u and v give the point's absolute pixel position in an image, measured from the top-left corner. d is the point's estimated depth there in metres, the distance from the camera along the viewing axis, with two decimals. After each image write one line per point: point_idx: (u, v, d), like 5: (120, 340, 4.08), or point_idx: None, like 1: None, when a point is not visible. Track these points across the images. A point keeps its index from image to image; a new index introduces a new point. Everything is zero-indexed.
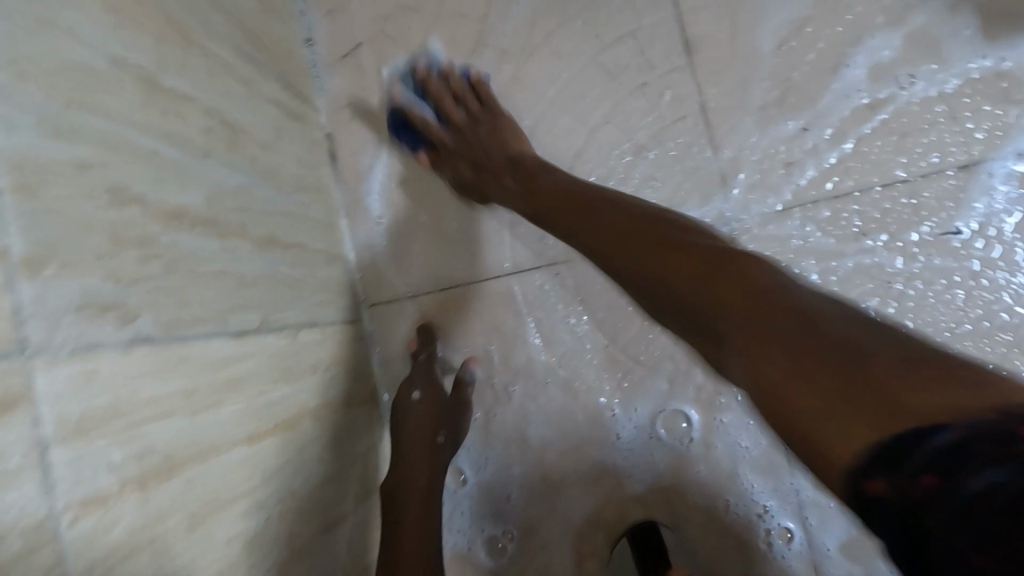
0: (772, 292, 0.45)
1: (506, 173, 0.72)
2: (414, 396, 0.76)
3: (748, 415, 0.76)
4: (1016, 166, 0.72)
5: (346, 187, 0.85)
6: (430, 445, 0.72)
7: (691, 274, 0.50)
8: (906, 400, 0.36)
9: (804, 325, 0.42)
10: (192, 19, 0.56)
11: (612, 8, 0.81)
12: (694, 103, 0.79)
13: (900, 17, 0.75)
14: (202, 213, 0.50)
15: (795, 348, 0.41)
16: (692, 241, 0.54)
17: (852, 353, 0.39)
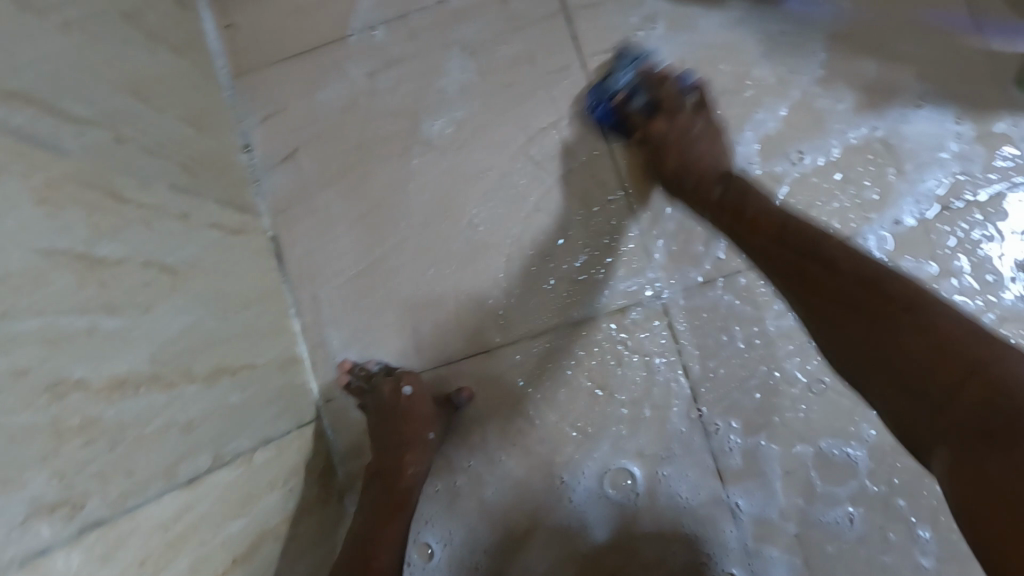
0: (952, 357, 0.48)
1: (717, 185, 0.73)
2: (407, 395, 0.79)
3: (688, 467, 0.81)
4: (892, 229, 0.78)
5: (297, 287, 0.87)
6: (413, 466, 0.76)
7: (894, 333, 0.51)
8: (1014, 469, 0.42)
9: (970, 409, 0.46)
10: (123, 175, 0.59)
11: (537, 100, 0.85)
12: (617, 186, 0.84)
13: (795, 96, 0.81)
14: (145, 372, 0.53)
15: (941, 396, 0.48)
16: (830, 247, 0.59)
17: (939, 395, 0.48)
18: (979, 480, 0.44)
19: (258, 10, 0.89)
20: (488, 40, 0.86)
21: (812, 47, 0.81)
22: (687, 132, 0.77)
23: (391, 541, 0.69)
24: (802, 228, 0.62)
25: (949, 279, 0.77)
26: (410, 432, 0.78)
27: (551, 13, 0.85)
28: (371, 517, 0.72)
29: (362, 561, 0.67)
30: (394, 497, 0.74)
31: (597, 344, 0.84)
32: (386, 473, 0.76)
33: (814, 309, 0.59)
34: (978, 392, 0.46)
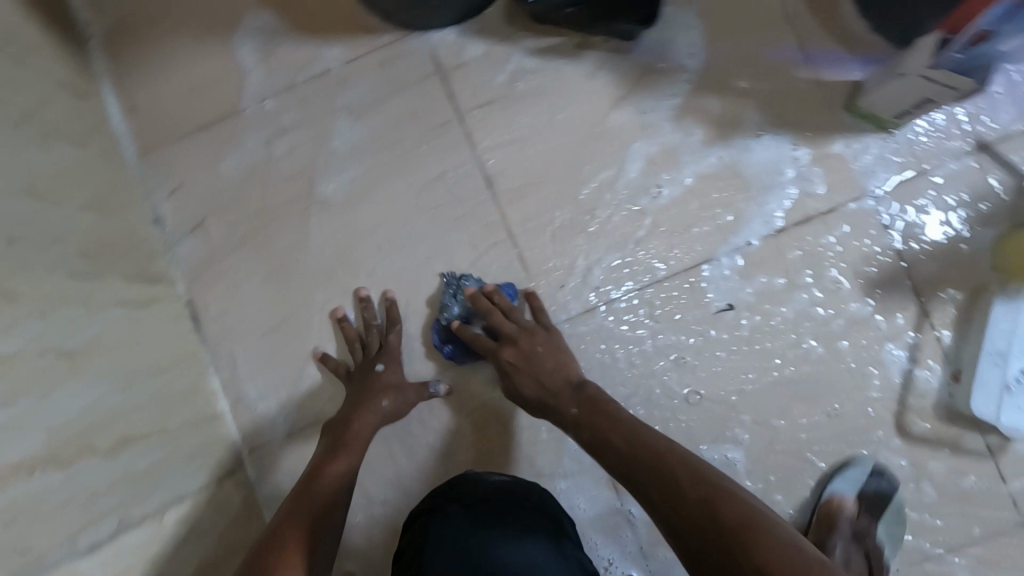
0: (717, 509, 0.56)
1: (575, 402, 0.75)
2: (379, 371, 0.87)
3: (584, 482, 0.88)
4: (747, 249, 0.88)
5: (214, 346, 0.93)
6: (360, 419, 0.82)
7: (669, 485, 0.60)
8: None
9: (735, 539, 0.53)
10: (17, 272, 0.64)
11: (423, 156, 0.93)
12: (502, 229, 0.91)
13: (652, 135, 0.90)
14: (42, 454, 0.59)
15: (731, 547, 0.53)
16: (651, 459, 0.64)
17: (681, 505, 0.58)
18: None
19: (158, 91, 0.96)
20: (373, 105, 0.93)
21: (664, 89, 0.90)
22: (531, 354, 0.81)
23: (336, 478, 0.75)
24: (649, 441, 0.66)
25: (801, 292, 0.87)
26: (370, 392, 0.85)
27: (428, 75, 0.93)
28: (319, 461, 0.78)
29: (304, 498, 0.71)
30: (340, 453, 0.78)
31: (495, 375, 0.90)
32: (337, 427, 0.82)
33: (641, 488, 0.63)
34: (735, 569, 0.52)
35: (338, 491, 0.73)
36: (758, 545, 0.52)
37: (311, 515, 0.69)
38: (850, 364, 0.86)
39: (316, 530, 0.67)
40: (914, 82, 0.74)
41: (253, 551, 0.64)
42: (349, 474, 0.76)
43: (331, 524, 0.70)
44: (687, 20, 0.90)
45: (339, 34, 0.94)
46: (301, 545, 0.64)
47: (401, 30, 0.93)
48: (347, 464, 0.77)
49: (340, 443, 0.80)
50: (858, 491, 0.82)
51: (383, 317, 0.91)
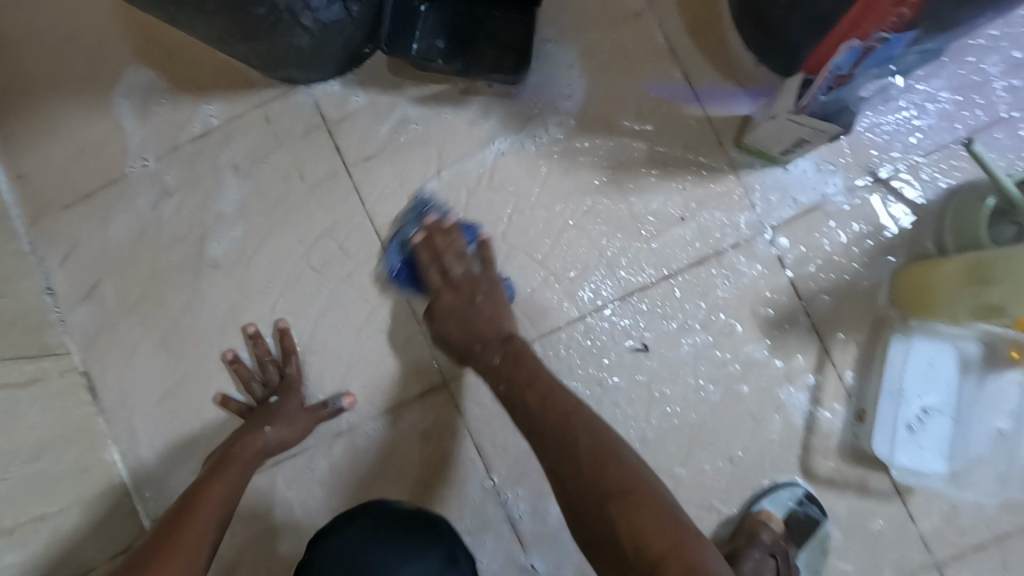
0: (550, 405, 0.69)
1: (499, 353, 0.76)
2: (272, 402, 0.86)
3: (483, 533, 0.87)
4: (647, 291, 0.86)
5: (111, 414, 0.92)
6: (241, 444, 0.79)
7: (544, 379, 0.73)
8: (581, 462, 0.63)
9: (557, 428, 0.66)
10: None
11: (312, 212, 0.91)
12: (395, 283, 0.89)
13: (540, 180, 0.88)
14: None
15: (567, 475, 0.63)
16: (577, 424, 0.66)
17: (535, 400, 0.70)
18: (555, 475, 0.64)
19: (46, 157, 0.95)
20: (262, 162, 0.92)
21: (550, 133, 0.88)
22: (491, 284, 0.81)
23: (214, 502, 0.70)
24: (558, 405, 0.68)
25: (691, 337, 0.85)
26: (261, 417, 0.83)
27: (313, 129, 0.91)
28: (196, 487, 0.73)
29: (175, 526, 0.66)
30: (224, 466, 0.75)
31: (395, 432, 0.89)
32: (221, 456, 0.78)
33: (550, 460, 0.66)
34: (561, 445, 0.65)
35: (215, 516, 0.69)
36: (573, 424, 0.66)
37: (182, 545, 0.64)
38: (751, 407, 0.84)
39: (181, 565, 0.62)
40: (787, 124, 0.71)
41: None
42: (230, 499, 0.72)
43: (201, 550, 0.65)
44: (570, 61, 0.88)
45: (225, 92, 0.93)
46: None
47: (284, 84, 0.92)
48: (226, 487, 0.72)
49: (224, 461, 0.77)
50: (787, 515, 0.81)
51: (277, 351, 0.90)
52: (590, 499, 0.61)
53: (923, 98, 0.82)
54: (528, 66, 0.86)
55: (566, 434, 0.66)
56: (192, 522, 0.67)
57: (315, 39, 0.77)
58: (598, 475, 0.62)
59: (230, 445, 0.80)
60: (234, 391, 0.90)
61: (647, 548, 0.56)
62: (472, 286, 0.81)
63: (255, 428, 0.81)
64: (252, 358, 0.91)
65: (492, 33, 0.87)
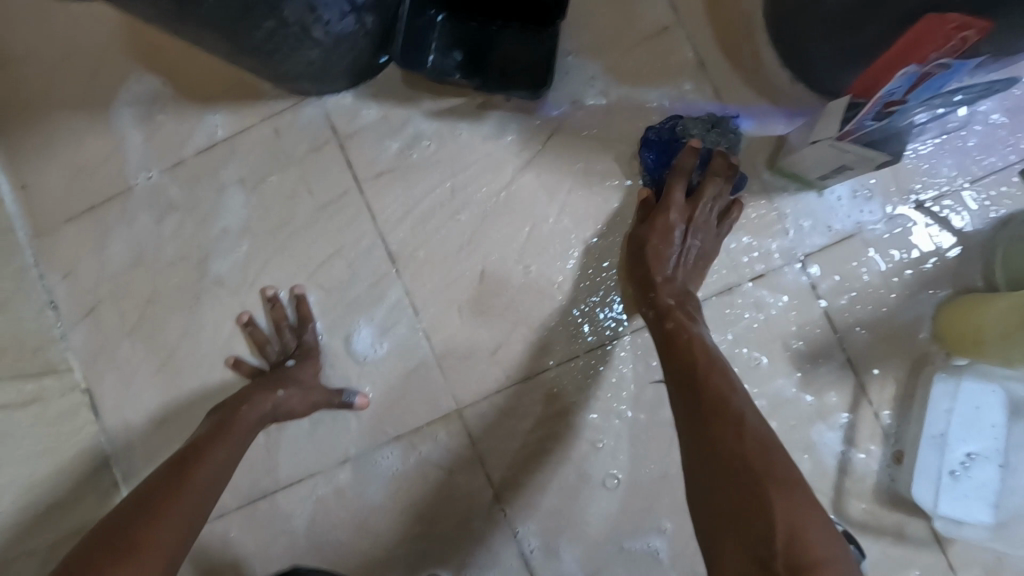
0: (711, 378, 0.60)
1: (672, 296, 0.70)
2: (288, 366, 0.83)
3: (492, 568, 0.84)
4: None
5: (111, 436, 0.89)
6: (249, 403, 0.74)
7: (715, 358, 0.63)
8: (739, 449, 0.54)
9: (714, 407, 0.57)
10: None
11: (320, 229, 0.87)
12: (407, 306, 0.85)
13: (561, 200, 0.83)
14: None
15: (721, 452, 0.54)
16: (735, 405, 0.57)
17: (697, 366, 0.62)
18: (705, 462, 0.55)
19: (49, 168, 0.92)
20: (269, 176, 0.89)
21: (570, 151, 0.83)
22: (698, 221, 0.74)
23: (211, 465, 0.66)
24: (712, 380, 0.60)
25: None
26: (273, 380, 0.79)
27: (323, 143, 0.87)
28: (197, 443, 0.69)
29: (171, 488, 0.62)
30: (222, 432, 0.70)
31: (403, 464, 0.84)
32: (225, 411, 0.74)
33: (694, 437, 0.57)
34: (709, 425, 0.56)
35: (210, 480, 0.65)
36: (727, 409, 0.57)
37: (176, 509, 0.60)
38: (778, 445, 0.80)
39: (174, 538, 0.58)
40: (827, 150, 0.67)
41: (103, 547, 0.56)
42: (223, 470, 0.68)
43: (193, 515, 0.61)
44: (591, 76, 0.83)
45: (232, 103, 0.90)
46: (149, 553, 0.56)
47: (293, 96, 0.88)
48: (215, 456, 0.68)
49: (226, 422, 0.72)
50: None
51: (295, 315, 0.86)
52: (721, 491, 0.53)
53: (973, 120, 0.77)
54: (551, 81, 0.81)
55: (738, 415, 0.56)
56: (187, 485, 0.63)
57: (326, 51, 0.73)
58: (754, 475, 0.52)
59: (231, 402, 0.75)
60: (248, 355, 0.87)
61: (802, 554, 0.47)
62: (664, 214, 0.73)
63: (267, 388, 0.77)
64: (268, 322, 0.88)
65: (512, 48, 0.82)
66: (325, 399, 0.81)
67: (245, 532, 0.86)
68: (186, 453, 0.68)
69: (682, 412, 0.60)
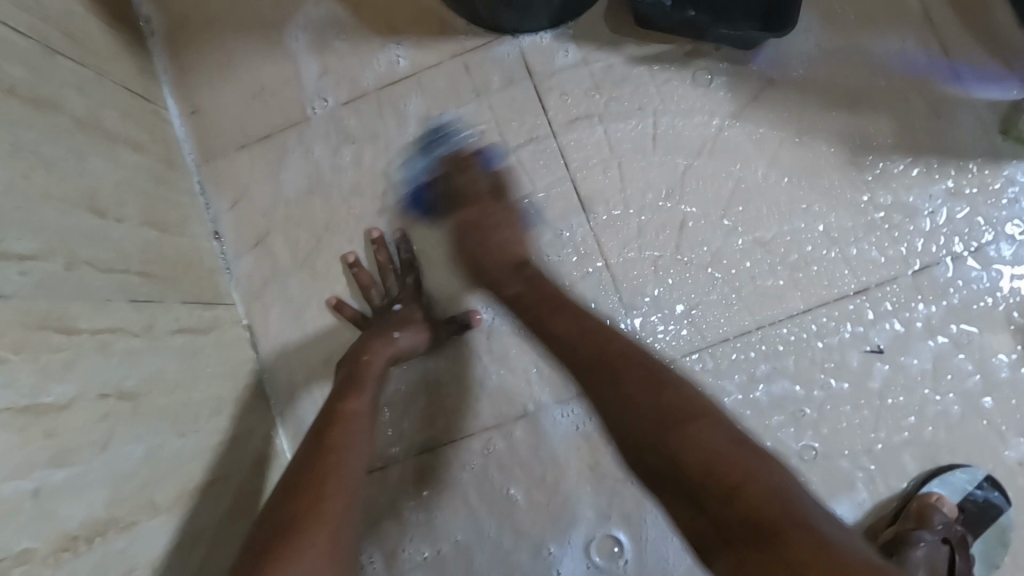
0: (590, 325, 0.62)
1: (519, 283, 0.71)
2: (395, 310, 0.79)
3: (670, 529, 0.80)
4: (888, 286, 0.78)
5: (272, 374, 0.85)
6: (371, 353, 0.73)
7: (573, 311, 0.64)
8: (647, 389, 0.53)
9: (630, 351, 0.58)
10: (80, 308, 0.57)
11: (507, 171, 0.84)
12: (598, 255, 0.82)
13: (770, 155, 0.80)
14: (103, 520, 0.51)
15: (619, 382, 0.54)
16: (619, 352, 0.57)
17: (581, 313, 0.64)
18: (600, 386, 0.56)
19: (221, 94, 0.89)
20: (455, 113, 0.85)
21: (779, 107, 0.81)
22: (500, 219, 0.78)
23: (355, 419, 0.64)
24: (609, 332, 0.60)
25: (929, 339, 0.77)
26: (383, 329, 0.76)
27: (516, 83, 0.84)
28: (331, 404, 0.66)
29: (322, 449, 0.59)
30: (354, 384, 0.69)
31: (584, 418, 0.81)
32: (347, 367, 0.72)
33: (575, 371, 0.59)
34: (635, 361, 0.56)
35: (358, 431, 0.62)
36: (609, 355, 0.57)
37: (336, 466, 0.57)
38: (993, 423, 0.75)
39: (345, 499, 0.55)
40: None
41: (278, 520, 0.52)
42: (369, 418, 0.65)
43: (355, 466, 0.58)
44: (807, 31, 0.81)
45: (420, 36, 0.86)
46: (316, 523, 0.52)
47: (489, 32, 0.85)
48: (357, 407, 0.65)
49: (355, 377, 0.70)
50: (961, 501, 0.73)
51: (398, 258, 0.83)
52: (632, 416, 0.52)
53: None
54: (787, 26, 0.76)
55: (638, 361, 0.56)
56: (338, 438, 0.60)
57: None
58: (686, 415, 0.50)
59: (353, 354, 0.73)
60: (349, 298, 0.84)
61: (718, 477, 0.46)
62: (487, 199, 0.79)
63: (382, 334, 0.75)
64: (371, 262, 0.85)
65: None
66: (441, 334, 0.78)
67: (411, 482, 0.83)
68: (323, 414, 0.65)
69: (563, 360, 0.61)
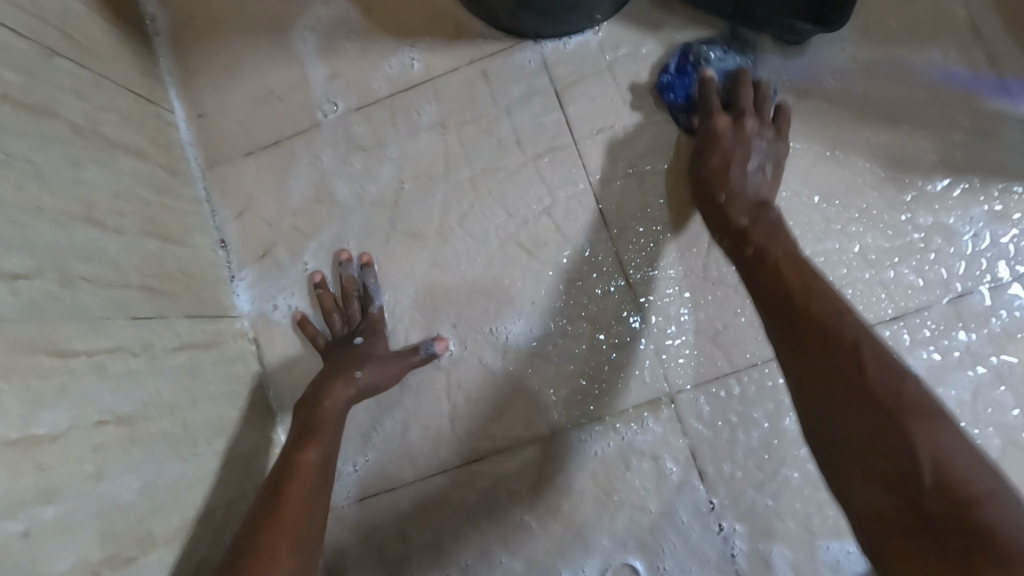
0: (813, 299, 0.55)
1: (746, 215, 0.67)
2: (356, 343, 0.76)
3: (689, 560, 0.75)
4: (926, 312, 0.74)
5: (277, 390, 0.81)
6: (331, 396, 0.69)
7: (806, 275, 0.58)
8: (859, 370, 0.49)
9: (848, 327, 0.52)
10: (76, 327, 0.54)
11: (526, 183, 0.80)
12: (619, 272, 0.78)
13: (803, 173, 0.76)
14: (93, 559, 0.48)
15: (841, 365, 0.50)
16: (857, 336, 0.51)
17: (808, 275, 0.58)
18: (809, 356, 0.52)
19: (229, 98, 0.86)
20: (471, 121, 0.81)
21: (814, 121, 0.77)
22: (732, 144, 0.71)
23: (308, 473, 0.62)
24: (823, 296, 0.55)
25: (968, 369, 0.73)
26: (341, 366, 0.72)
27: (537, 91, 0.80)
28: (284, 456, 0.64)
29: (269, 513, 0.57)
30: (307, 434, 0.65)
31: (602, 444, 0.77)
32: (303, 412, 0.69)
33: (792, 345, 0.54)
34: (820, 344, 0.52)
35: (309, 492, 0.60)
36: (824, 320, 0.53)
37: (284, 530, 0.56)
38: None
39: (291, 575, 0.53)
40: None
41: None
42: (324, 473, 0.63)
43: (304, 533, 0.57)
44: (844, 41, 0.77)
45: (435, 40, 0.83)
46: None
47: (507, 37, 0.81)
48: (311, 462, 0.63)
49: (310, 425, 0.66)
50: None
51: (363, 284, 0.80)
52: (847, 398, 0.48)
53: None
54: (837, 23, 0.72)
55: (856, 341, 0.51)
56: (290, 502, 0.58)
57: None
58: (898, 408, 0.46)
59: (309, 397, 0.70)
60: (313, 315, 0.82)
61: (947, 482, 0.42)
62: (734, 135, 0.71)
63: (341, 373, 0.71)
64: (337, 286, 0.82)
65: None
66: (405, 368, 0.75)
67: (419, 506, 0.79)
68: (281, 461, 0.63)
69: (778, 318, 0.57)
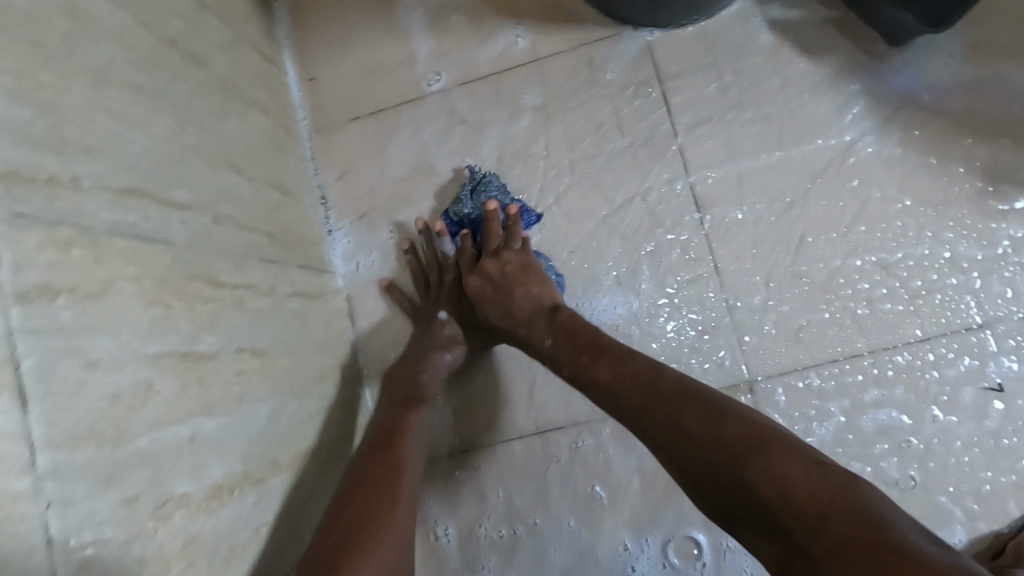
0: (689, 416, 0.52)
1: (548, 334, 0.69)
2: (440, 319, 0.78)
3: None
4: (1014, 322, 0.75)
5: (365, 346, 0.84)
6: (427, 373, 0.72)
7: (674, 396, 0.55)
8: (759, 469, 0.46)
9: (731, 420, 0.50)
10: (223, 261, 0.58)
11: (620, 166, 0.82)
12: (706, 259, 0.80)
13: (898, 177, 0.78)
14: (238, 472, 0.52)
15: (745, 459, 0.47)
16: (695, 390, 0.54)
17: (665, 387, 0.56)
18: (707, 462, 0.49)
19: (340, 65, 0.89)
20: (572, 105, 0.84)
21: (914, 128, 0.78)
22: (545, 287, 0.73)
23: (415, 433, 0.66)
24: (692, 390, 0.54)
25: None
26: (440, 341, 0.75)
27: (640, 80, 0.83)
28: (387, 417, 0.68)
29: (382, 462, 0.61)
30: (409, 397, 0.70)
31: None
32: (400, 383, 0.72)
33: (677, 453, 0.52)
34: (706, 437, 0.50)
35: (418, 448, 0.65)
36: (722, 423, 0.51)
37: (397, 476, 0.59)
38: None
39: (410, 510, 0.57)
40: None
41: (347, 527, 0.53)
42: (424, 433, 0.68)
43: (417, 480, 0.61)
44: (950, 51, 0.78)
45: (544, 23, 0.85)
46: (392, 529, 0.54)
47: (617, 25, 0.84)
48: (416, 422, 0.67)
49: (407, 390, 0.71)
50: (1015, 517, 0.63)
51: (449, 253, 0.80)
52: (745, 472, 0.47)
53: None
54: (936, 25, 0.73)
55: (742, 423, 0.50)
56: (402, 450, 0.63)
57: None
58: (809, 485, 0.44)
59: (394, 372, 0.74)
60: (408, 281, 0.85)
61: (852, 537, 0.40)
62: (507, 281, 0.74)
63: (435, 346, 0.75)
64: (426, 250, 0.84)
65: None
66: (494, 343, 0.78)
67: (493, 468, 0.82)
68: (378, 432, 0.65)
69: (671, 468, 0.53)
